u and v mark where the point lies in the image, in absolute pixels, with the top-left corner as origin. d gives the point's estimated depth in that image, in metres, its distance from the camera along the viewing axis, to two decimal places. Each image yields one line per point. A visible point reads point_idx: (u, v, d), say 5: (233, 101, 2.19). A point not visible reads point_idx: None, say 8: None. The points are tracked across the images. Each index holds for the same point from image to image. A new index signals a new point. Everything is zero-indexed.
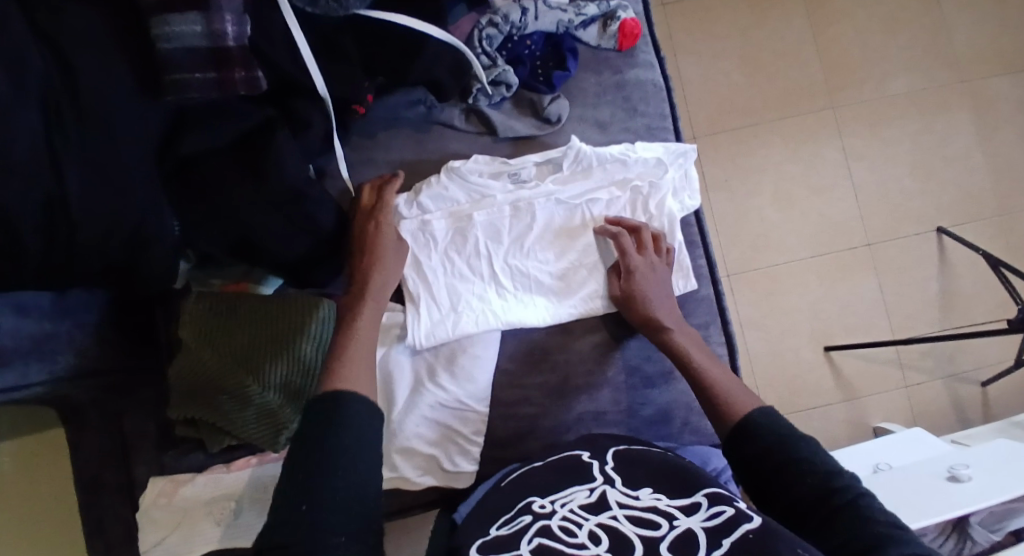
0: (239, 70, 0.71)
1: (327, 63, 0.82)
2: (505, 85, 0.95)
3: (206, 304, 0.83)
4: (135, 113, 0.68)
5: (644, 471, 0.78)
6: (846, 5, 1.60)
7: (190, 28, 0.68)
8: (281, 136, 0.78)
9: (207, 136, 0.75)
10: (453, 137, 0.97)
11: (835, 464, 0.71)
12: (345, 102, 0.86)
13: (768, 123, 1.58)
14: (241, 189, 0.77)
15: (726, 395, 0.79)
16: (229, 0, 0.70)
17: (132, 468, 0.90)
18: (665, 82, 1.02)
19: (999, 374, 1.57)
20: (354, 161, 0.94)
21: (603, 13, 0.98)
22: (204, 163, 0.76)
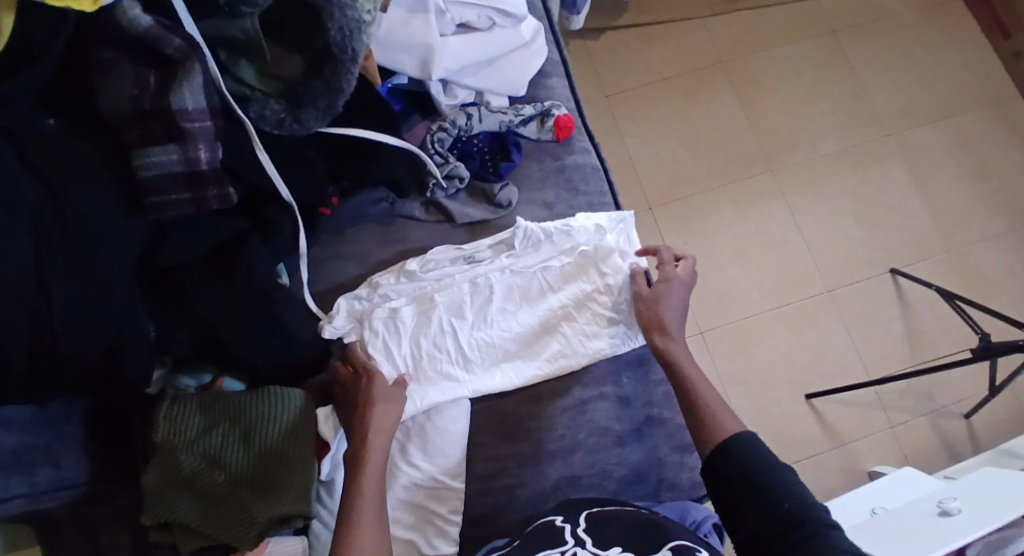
0: (212, 189, 0.79)
1: (290, 173, 0.90)
2: (457, 177, 1.02)
3: (179, 406, 0.86)
4: (116, 235, 0.75)
5: (614, 531, 0.81)
6: (770, 77, 1.75)
7: (168, 157, 0.76)
8: (251, 245, 0.86)
9: (182, 249, 0.81)
10: (415, 227, 1.04)
11: (809, 498, 0.74)
12: (312, 206, 0.94)
13: (716, 188, 1.68)
14: (212, 295, 0.83)
15: (714, 417, 0.84)
16: (203, 131, 0.78)
17: None
18: (602, 164, 1.10)
19: (978, 406, 1.60)
20: (322, 257, 1.02)
21: (539, 111, 1.07)
22: (179, 273, 0.82)
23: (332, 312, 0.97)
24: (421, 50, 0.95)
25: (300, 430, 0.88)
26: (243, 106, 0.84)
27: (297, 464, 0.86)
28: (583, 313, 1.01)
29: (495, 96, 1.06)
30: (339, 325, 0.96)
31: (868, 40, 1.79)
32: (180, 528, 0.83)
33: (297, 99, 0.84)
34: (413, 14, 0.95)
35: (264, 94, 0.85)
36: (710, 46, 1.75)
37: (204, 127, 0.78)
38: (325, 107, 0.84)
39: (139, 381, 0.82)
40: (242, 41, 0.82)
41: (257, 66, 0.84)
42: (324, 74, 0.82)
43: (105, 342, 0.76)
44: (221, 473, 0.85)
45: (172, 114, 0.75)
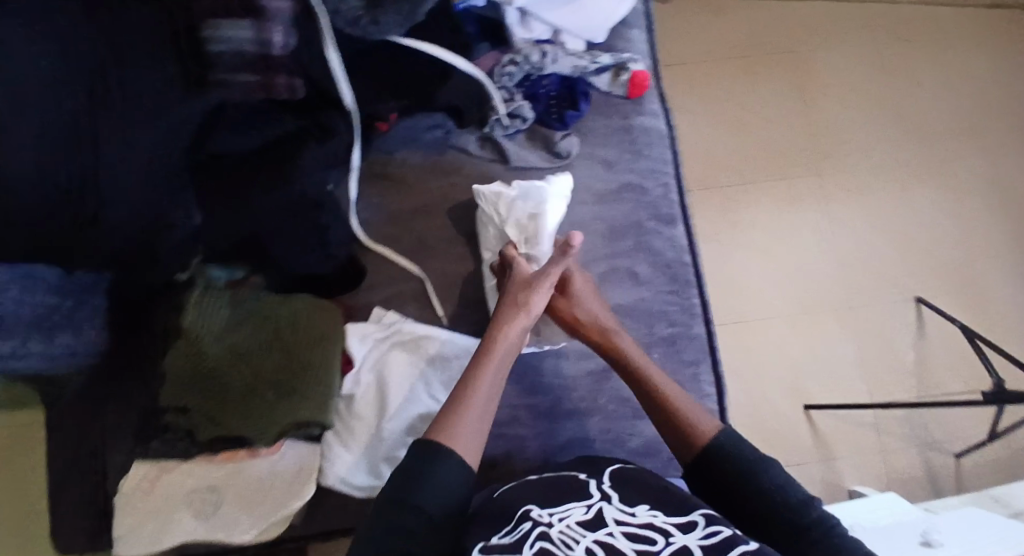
0: (280, 77, 0.77)
1: (358, 80, 0.87)
2: (519, 117, 0.99)
3: (211, 296, 0.85)
4: (174, 107, 0.72)
5: (639, 489, 0.81)
6: (834, 76, 1.73)
7: (241, 33, 0.73)
8: (309, 145, 0.82)
9: (241, 135, 0.79)
10: (468, 161, 1.01)
11: (800, 491, 0.77)
12: (370, 119, 0.91)
13: (757, 182, 1.66)
14: (263, 189, 0.80)
15: (683, 411, 0.83)
16: (280, 13, 0.75)
17: (109, 458, 0.93)
18: (669, 132, 1.05)
19: (973, 446, 1.58)
20: (371, 174, 1.00)
21: (616, 62, 1.02)
22: (230, 159, 0.80)
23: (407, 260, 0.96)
24: None
25: (328, 343, 0.87)
26: None
27: (322, 374, 0.84)
28: (627, 289, 0.99)
29: (572, 38, 1.03)
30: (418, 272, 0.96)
31: (937, 56, 1.76)
32: (203, 415, 0.81)
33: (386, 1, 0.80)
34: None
35: None
36: (780, 34, 1.73)
37: (281, 9, 0.75)
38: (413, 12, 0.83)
39: (174, 261, 0.82)
40: None
41: None
42: None
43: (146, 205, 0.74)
44: (245, 369, 0.83)
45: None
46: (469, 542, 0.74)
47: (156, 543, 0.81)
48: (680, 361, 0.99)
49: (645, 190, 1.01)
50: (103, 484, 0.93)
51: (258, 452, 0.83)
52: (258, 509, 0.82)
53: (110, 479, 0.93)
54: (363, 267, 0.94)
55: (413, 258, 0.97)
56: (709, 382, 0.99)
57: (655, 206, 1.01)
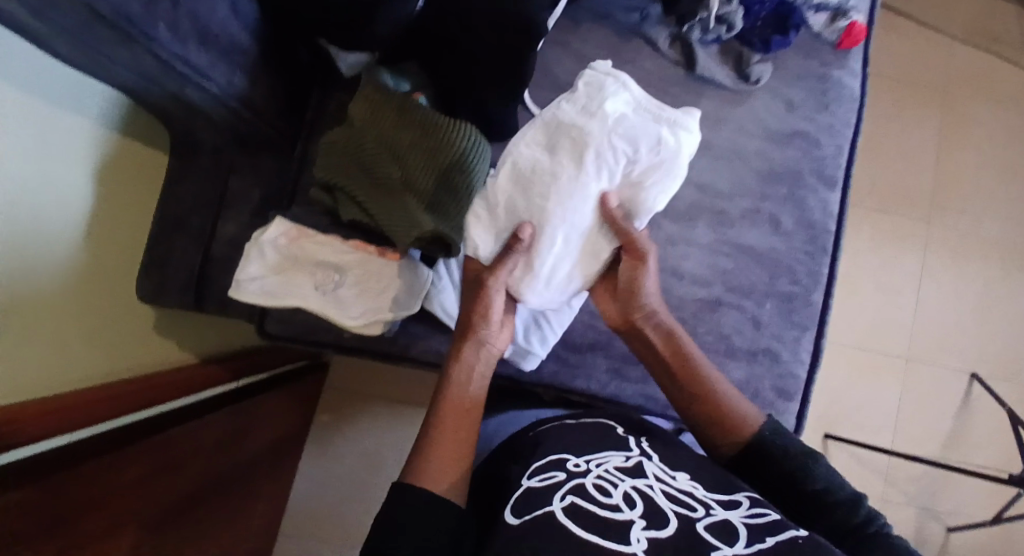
0: None
1: None
2: (726, 24, 0.97)
3: (382, 92, 0.82)
4: None
5: (686, 458, 0.75)
6: (980, 135, 1.67)
7: None
8: None
9: None
10: (653, 57, 0.99)
11: (847, 485, 0.75)
12: None
13: (865, 207, 1.63)
14: None
15: (735, 409, 0.80)
16: None
17: (220, 221, 0.93)
18: (861, 96, 1.02)
19: (970, 524, 1.56)
20: (556, 39, 0.98)
21: (837, 7, 1.00)
22: None
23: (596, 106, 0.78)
24: None
25: (476, 172, 0.83)
26: None
27: (464, 202, 0.83)
28: (763, 234, 0.98)
29: None
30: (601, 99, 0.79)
31: None
32: (347, 192, 0.83)
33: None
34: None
35: None
36: (945, 75, 1.68)
37: None
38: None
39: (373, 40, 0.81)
40: None
41: None
42: None
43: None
44: (397, 171, 0.82)
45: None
46: (506, 493, 0.70)
47: (280, 297, 0.82)
48: (789, 320, 0.97)
49: (818, 145, 0.99)
50: (202, 244, 0.94)
51: (383, 253, 0.84)
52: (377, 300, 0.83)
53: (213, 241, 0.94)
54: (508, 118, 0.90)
55: None
56: (808, 349, 0.98)
57: (821, 163, 0.99)
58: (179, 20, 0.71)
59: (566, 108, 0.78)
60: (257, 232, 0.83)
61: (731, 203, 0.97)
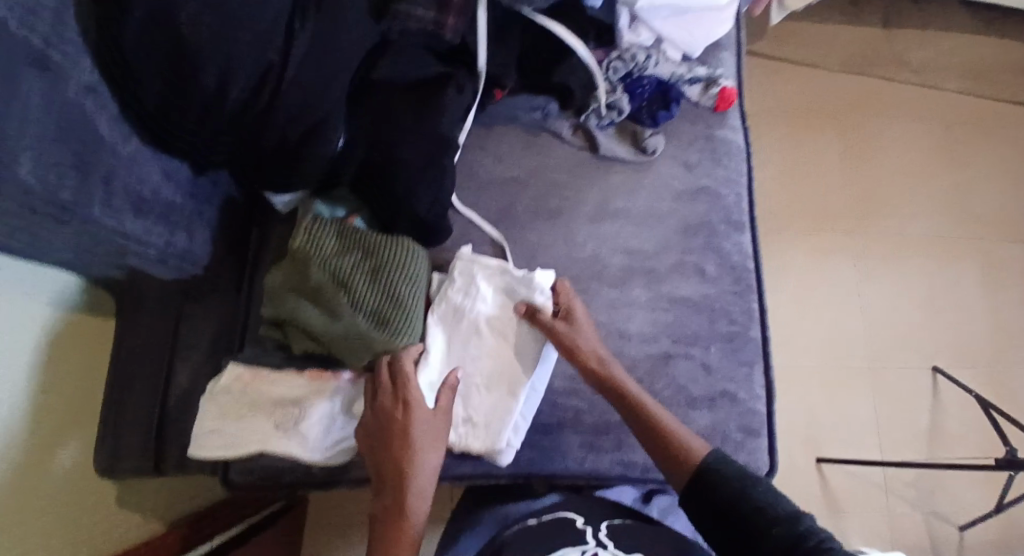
0: (451, 19, 0.93)
1: (495, 52, 1.01)
2: (616, 109, 1.08)
3: (321, 223, 0.90)
4: (357, 28, 0.86)
5: (638, 539, 0.87)
6: (880, 147, 1.77)
7: None
8: (449, 91, 0.95)
9: (397, 68, 0.93)
10: (559, 145, 1.10)
11: (790, 506, 0.82)
12: (492, 83, 1.03)
13: (795, 230, 1.69)
14: (403, 117, 0.93)
15: (682, 438, 0.90)
16: None
17: (174, 371, 0.96)
18: (747, 147, 1.15)
19: (977, 519, 1.56)
20: (471, 145, 1.08)
21: (708, 77, 1.13)
22: (381, 89, 0.93)
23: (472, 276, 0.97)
24: None
25: (418, 285, 0.92)
26: None
27: (412, 313, 0.90)
28: (693, 286, 1.06)
29: (672, 48, 1.11)
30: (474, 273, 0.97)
31: (979, 144, 1.80)
32: (300, 327, 0.88)
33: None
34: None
35: None
36: (835, 96, 1.78)
37: None
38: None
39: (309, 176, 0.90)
40: None
41: None
42: None
43: (312, 114, 0.84)
44: (344, 293, 0.87)
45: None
46: None
47: (239, 447, 0.87)
48: (736, 360, 1.04)
49: (720, 195, 1.10)
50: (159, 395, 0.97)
51: (342, 376, 0.89)
52: (339, 421, 0.89)
53: (169, 391, 0.96)
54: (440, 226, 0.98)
55: (498, 225, 1.05)
56: (761, 384, 1.05)
57: (727, 211, 1.10)
58: (112, 193, 0.78)
59: (452, 295, 0.96)
60: (214, 381, 0.90)
61: (659, 263, 1.06)
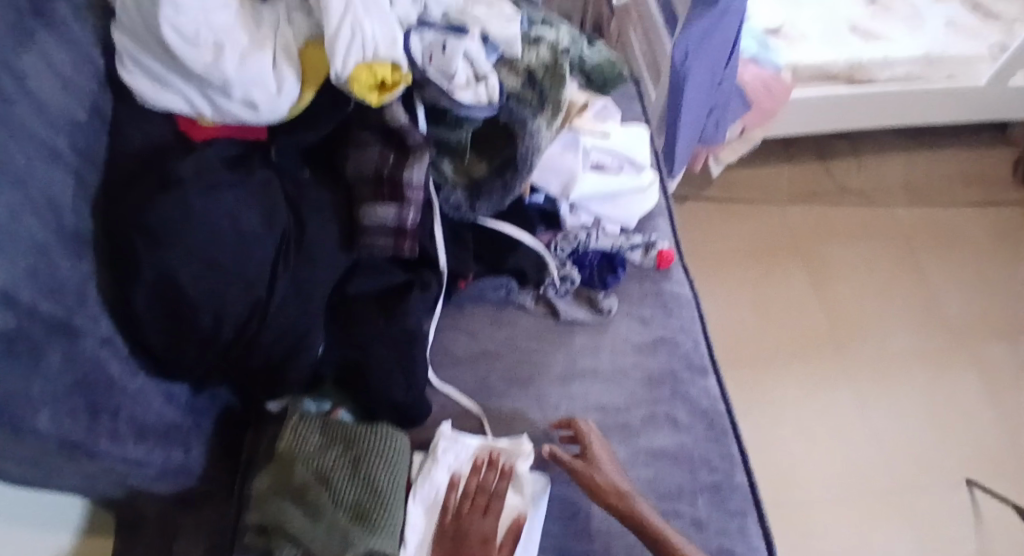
0: (408, 243, 1.06)
1: (454, 251, 1.15)
2: (569, 279, 1.21)
3: (305, 422, 0.97)
4: (327, 257, 1.02)
5: None
6: (843, 270, 1.84)
7: (387, 213, 1.03)
8: (414, 294, 1.07)
9: (369, 283, 1.07)
10: (525, 315, 1.20)
11: None
12: (455, 276, 1.17)
13: (784, 359, 1.71)
14: (376, 322, 1.04)
15: None
16: (415, 201, 1.04)
17: None
18: (694, 295, 1.24)
19: None
20: (446, 324, 1.18)
21: (646, 242, 1.25)
22: (358, 302, 1.05)
23: (452, 449, 1.02)
24: (566, 176, 1.17)
25: (396, 475, 0.96)
26: (436, 190, 1.11)
27: (391, 504, 0.94)
28: (670, 438, 1.09)
29: (611, 223, 1.25)
30: (457, 447, 1.02)
31: (941, 253, 1.87)
32: (280, 527, 0.90)
33: (519, 165, 1.07)
34: (599, 118, 1.25)
35: (453, 184, 1.11)
36: (789, 229, 1.88)
37: (418, 197, 1.04)
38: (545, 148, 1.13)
39: (294, 382, 1.00)
40: (453, 146, 1.11)
41: (455, 163, 1.12)
42: (506, 176, 1.09)
43: (297, 331, 0.98)
44: (325, 490, 0.92)
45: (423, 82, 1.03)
46: None
47: None
48: (726, 511, 1.04)
49: (677, 343, 1.17)
50: None
51: None
52: None
53: None
54: (419, 407, 1.05)
55: (479, 402, 1.11)
56: (758, 535, 1.04)
57: (688, 357, 1.16)
58: (119, 427, 0.87)
59: (436, 470, 1.00)
60: None
61: (633, 425, 1.09)
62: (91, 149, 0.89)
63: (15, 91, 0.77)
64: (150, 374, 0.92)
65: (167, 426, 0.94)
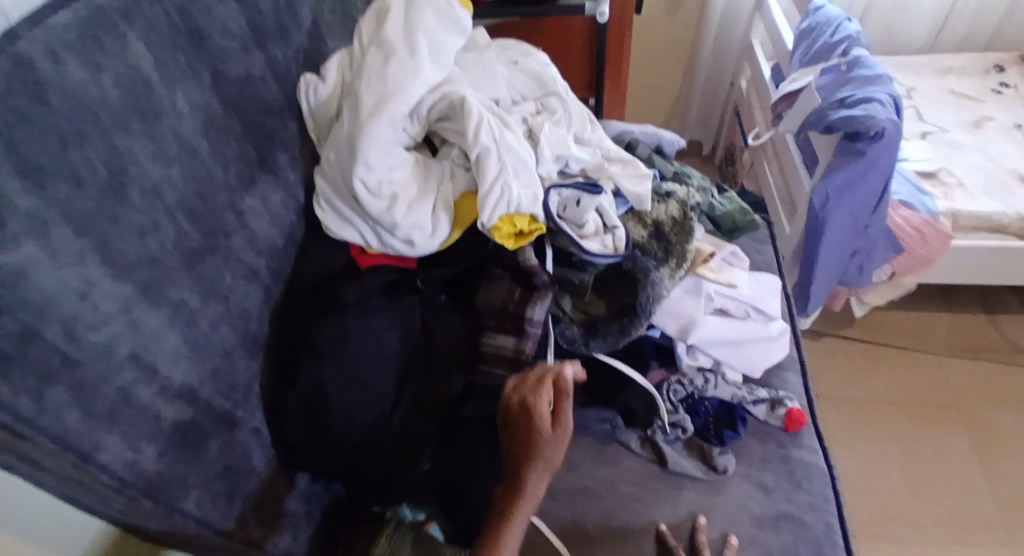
0: None
1: None
2: (681, 426, 1.15)
3: (399, 535, 1.00)
4: (447, 379, 1.05)
5: None
6: (1017, 448, 1.60)
7: (507, 343, 1.06)
8: None
9: (482, 406, 1.09)
10: (629, 456, 1.16)
11: None
12: None
13: (943, 547, 1.46)
14: (482, 449, 1.07)
15: None
16: (535, 335, 1.06)
17: None
18: (829, 469, 1.16)
19: None
20: None
21: (773, 397, 1.20)
22: (466, 425, 1.09)
23: None
24: (687, 320, 1.14)
25: None
26: (553, 321, 1.11)
27: None
28: None
29: (731, 369, 1.20)
30: None
31: None
32: None
33: (640, 312, 1.07)
34: (725, 263, 1.22)
35: (570, 319, 1.11)
36: (949, 392, 1.69)
37: (537, 333, 1.06)
38: (668, 290, 1.10)
39: (400, 492, 1.03)
40: (576, 286, 1.11)
41: (576, 301, 1.13)
42: (623, 321, 1.08)
43: (405, 449, 1.01)
44: None
45: (557, 230, 1.07)
46: None
47: None
48: None
49: (806, 524, 1.09)
50: None
51: None
52: None
53: None
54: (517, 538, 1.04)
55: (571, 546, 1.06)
56: None
57: (818, 543, 1.07)
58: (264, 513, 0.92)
59: None
60: None
61: None
62: (282, 266, 1.01)
63: (235, 223, 0.91)
64: (281, 463, 0.96)
65: (284, 515, 0.96)
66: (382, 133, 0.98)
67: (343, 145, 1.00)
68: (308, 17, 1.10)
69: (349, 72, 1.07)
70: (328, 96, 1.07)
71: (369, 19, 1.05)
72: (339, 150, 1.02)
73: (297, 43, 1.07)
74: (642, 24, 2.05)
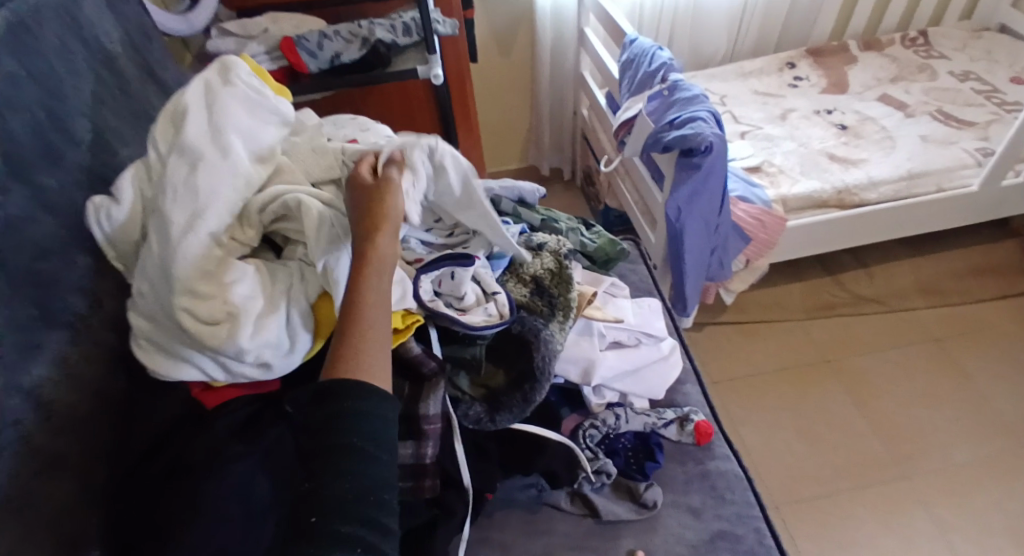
0: (428, 480, 0.96)
1: (473, 464, 1.04)
2: (604, 472, 1.13)
3: None
4: None
5: None
6: (882, 386, 1.75)
7: (405, 450, 0.96)
8: (439, 531, 0.98)
9: None
10: (560, 516, 1.12)
11: None
12: (480, 493, 1.04)
13: (848, 496, 1.57)
14: None
15: None
16: (434, 434, 0.97)
17: None
18: (743, 471, 1.17)
19: None
20: (474, 537, 1.09)
21: (680, 415, 1.21)
22: None
23: None
24: (585, 363, 1.11)
25: None
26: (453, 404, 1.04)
27: None
28: None
29: (637, 397, 1.20)
30: None
31: (975, 349, 1.80)
32: None
33: (538, 376, 1.02)
34: (609, 294, 1.23)
35: (471, 397, 1.04)
36: (813, 348, 1.82)
37: (435, 428, 0.97)
38: (560, 344, 1.05)
39: None
40: (470, 360, 1.04)
41: (472, 376, 1.06)
42: (524, 389, 1.02)
43: None
44: None
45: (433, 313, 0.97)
46: None
47: None
48: None
49: (739, 537, 1.09)
50: None
51: None
52: None
53: None
54: None
55: None
56: None
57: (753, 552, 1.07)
58: None
59: None
60: None
61: None
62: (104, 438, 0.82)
63: (28, 410, 0.73)
64: None
65: None
66: (197, 252, 0.83)
67: (155, 274, 0.83)
68: (85, 128, 0.91)
69: (149, 187, 0.89)
70: (127, 218, 0.88)
71: (163, 126, 0.89)
72: (154, 280, 0.83)
73: (86, 163, 0.90)
74: (483, 75, 2.07)
